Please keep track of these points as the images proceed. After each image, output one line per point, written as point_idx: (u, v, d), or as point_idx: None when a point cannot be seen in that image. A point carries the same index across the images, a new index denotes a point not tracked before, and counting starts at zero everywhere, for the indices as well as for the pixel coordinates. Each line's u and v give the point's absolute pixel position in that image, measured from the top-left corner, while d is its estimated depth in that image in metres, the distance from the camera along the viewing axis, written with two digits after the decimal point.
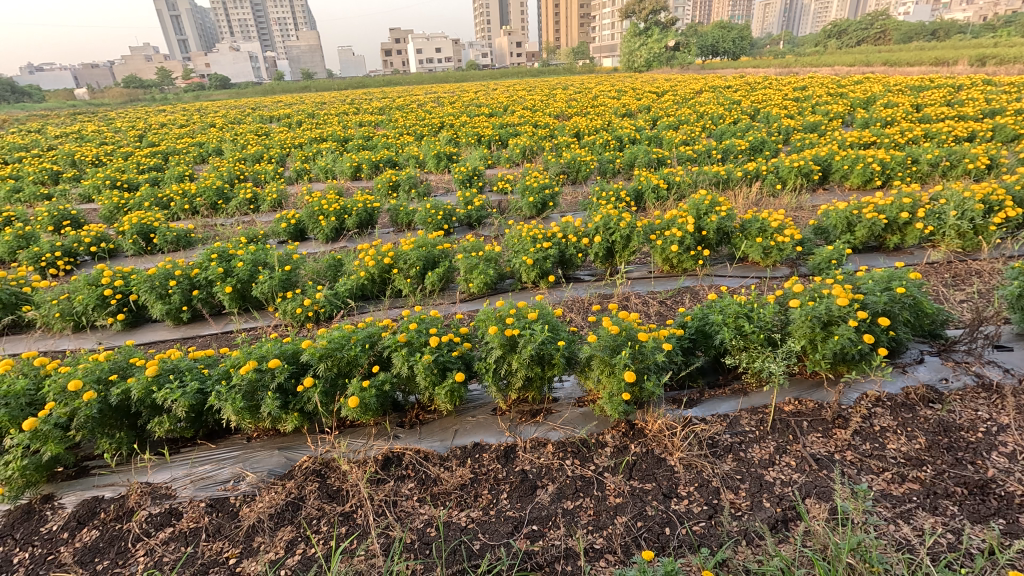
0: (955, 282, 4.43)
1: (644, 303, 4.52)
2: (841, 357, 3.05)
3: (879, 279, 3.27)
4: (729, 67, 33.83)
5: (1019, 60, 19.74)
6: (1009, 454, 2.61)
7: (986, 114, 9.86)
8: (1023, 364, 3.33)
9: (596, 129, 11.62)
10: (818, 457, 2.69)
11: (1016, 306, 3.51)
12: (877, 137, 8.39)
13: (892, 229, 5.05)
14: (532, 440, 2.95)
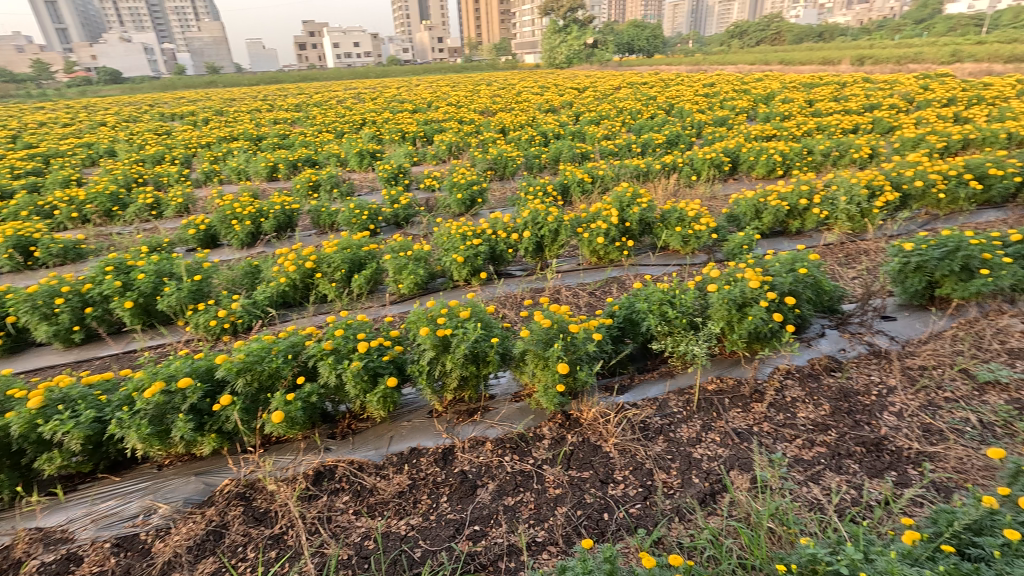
0: (848, 261, 4.90)
1: (575, 295, 4.62)
2: (755, 335, 3.27)
3: (785, 262, 3.54)
4: (644, 64, 35.28)
5: (891, 60, 22.11)
6: (898, 412, 2.92)
7: (866, 109, 10.96)
8: (905, 332, 3.74)
9: (520, 125, 11.69)
10: (739, 431, 2.87)
11: (897, 280, 3.94)
12: (777, 130, 9.08)
13: (794, 214, 5.49)
14: (470, 439, 2.92)
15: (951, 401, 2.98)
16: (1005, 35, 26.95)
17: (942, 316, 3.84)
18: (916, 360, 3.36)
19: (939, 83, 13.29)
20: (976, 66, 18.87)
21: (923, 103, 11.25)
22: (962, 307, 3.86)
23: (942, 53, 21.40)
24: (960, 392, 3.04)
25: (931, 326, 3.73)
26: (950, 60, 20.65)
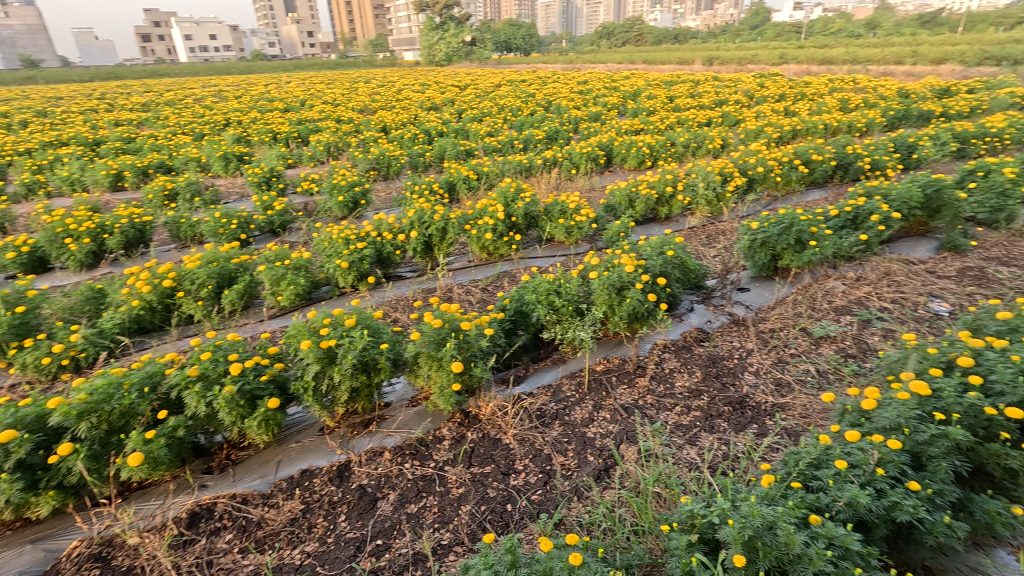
0: (709, 242, 5.46)
1: (467, 292, 4.63)
2: (634, 316, 3.52)
3: (655, 245, 3.85)
4: (522, 62, 36.24)
5: (734, 61, 24.95)
6: (755, 371, 3.32)
7: (716, 104, 12.25)
8: (756, 300, 4.27)
9: (402, 123, 11.41)
10: (627, 406, 3.08)
11: (748, 255, 4.47)
12: (644, 124, 9.82)
13: (662, 202, 5.99)
14: (367, 452, 2.80)
15: (795, 356, 3.45)
16: (818, 41, 31.71)
17: (785, 283, 4.43)
18: (767, 324, 3.84)
19: (772, 81, 15.23)
20: (798, 67, 21.96)
21: (761, 99, 12.84)
22: (799, 275, 4.48)
23: (773, 56, 24.66)
24: (802, 347, 3.53)
25: (777, 293, 4.29)
26: (779, 61, 23.81)
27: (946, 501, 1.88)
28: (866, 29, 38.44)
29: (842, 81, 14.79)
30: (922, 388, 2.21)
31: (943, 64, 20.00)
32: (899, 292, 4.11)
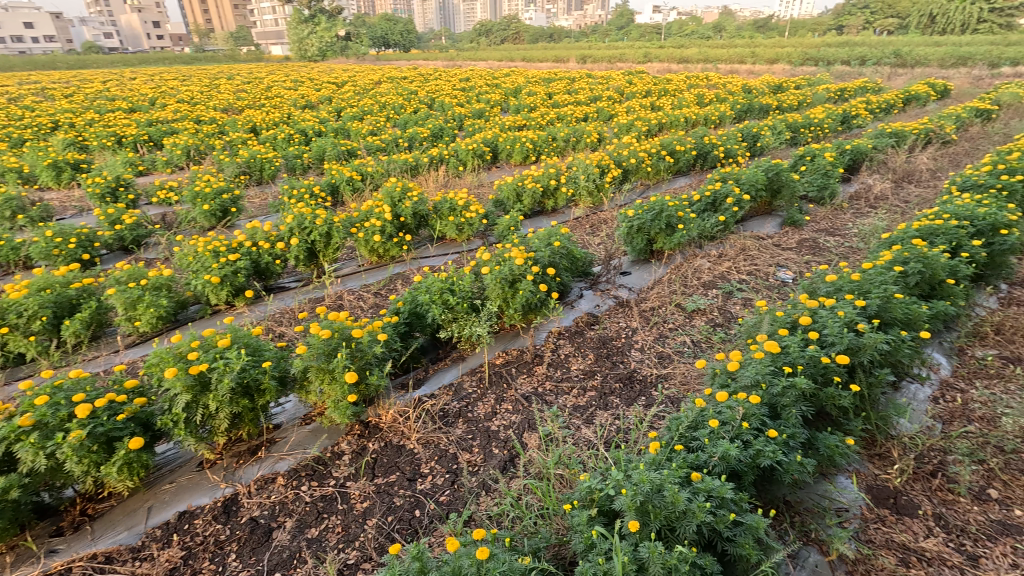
0: (593, 230, 5.78)
1: (358, 298, 4.44)
2: (528, 307, 3.62)
3: (543, 237, 3.98)
4: (402, 58, 35.43)
5: (605, 59, 26.54)
6: (641, 348, 3.58)
7: (592, 100, 12.93)
8: (638, 282, 4.60)
9: (274, 122, 10.59)
10: (527, 395, 3.16)
11: (627, 241, 4.80)
12: (526, 120, 10.08)
13: (548, 194, 6.21)
14: (256, 481, 2.57)
15: (673, 331, 3.77)
16: (676, 41, 34.86)
17: (661, 264, 4.82)
18: (648, 303, 4.15)
19: (639, 78, 16.42)
20: (660, 65, 23.89)
21: (630, 95, 13.79)
22: (672, 256, 4.90)
23: (638, 55, 26.66)
24: (678, 322, 3.87)
25: (654, 274, 4.66)
26: (644, 60, 25.76)
27: (797, 443, 2.17)
28: (713, 31, 42.95)
29: (697, 78, 16.38)
30: (773, 347, 2.52)
31: (775, 63, 23.01)
32: (753, 265, 4.67)
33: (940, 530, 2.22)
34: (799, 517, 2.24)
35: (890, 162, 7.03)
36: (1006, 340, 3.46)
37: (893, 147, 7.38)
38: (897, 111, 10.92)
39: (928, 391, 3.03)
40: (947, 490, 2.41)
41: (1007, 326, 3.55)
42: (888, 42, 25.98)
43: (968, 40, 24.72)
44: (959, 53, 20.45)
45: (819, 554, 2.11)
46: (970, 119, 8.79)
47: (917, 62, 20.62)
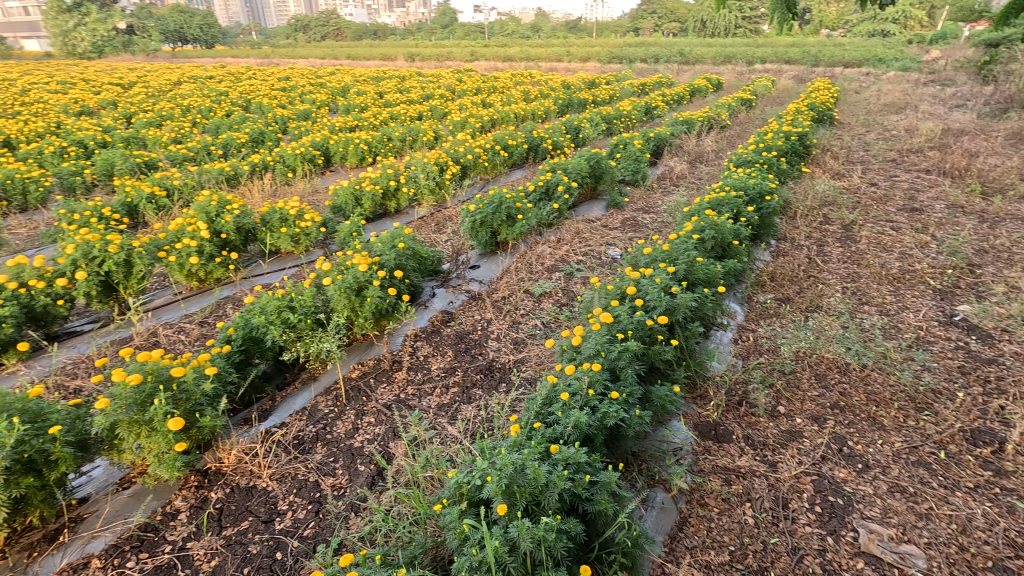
0: (439, 228, 5.78)
1: (179, 331, 3.86)
2: (379, 314, 3.50)
3: (385, 240, 3.87)
4: (205, 55, 31.38)
5: (432, 58, 26.59)
6: (497, 337, 3.70)
7: (424, 98, 12.87)
8: (487, 275, 4.73)
9: (36, 134, 8.64)
10: (389, 404, 3.06)
11: (472, 235, 4.90)
12: (357, 121, 9.67)
13: (388, 196, 6.05)
14: (62, 572, 2.11)
15: (525, 316, 3.96)
16: (499, 41, 36.33)
17: (507, 255, 5.01)
18: (499, 293, 4.29)
19: (468, 76, 16.77)
20: (487, 63, 24.66)
21: (461, 93, 14.02)
22: (516, 245, 5.13)
23: (464, 53, 27.25)
24: (528, 307, 4.07)
25: (502, 265, 4.83)
26: (471, 58, 26.42)
27: (636, 398, 2.44)
28: (532, 31, 45.63)
29: (521, 76, 17.27)
30: (608, 318, 2.80)
31: (588, 61, 25.30)
32: (588, 246, 5.12)
33: (749, 448, 2.70)
34: (645, 464, 2.54)
35: (685, 146, 8.21)
36: (779, 284, 4.29)
37: (685, 133, 8.62)
38: (686, 102, 12.78)
39: (730, 335, 3.63)
40: (750, 414, 2.92)
41: (778, 273, 4.39)
42: (674, 44, 30.13)
43: (730, 42, 29.89)
44: (725, 53, 24.65)
45: (664, 492, 2.42)
46: (737, 108, 10.66)
47: (697, 60, 24.37)
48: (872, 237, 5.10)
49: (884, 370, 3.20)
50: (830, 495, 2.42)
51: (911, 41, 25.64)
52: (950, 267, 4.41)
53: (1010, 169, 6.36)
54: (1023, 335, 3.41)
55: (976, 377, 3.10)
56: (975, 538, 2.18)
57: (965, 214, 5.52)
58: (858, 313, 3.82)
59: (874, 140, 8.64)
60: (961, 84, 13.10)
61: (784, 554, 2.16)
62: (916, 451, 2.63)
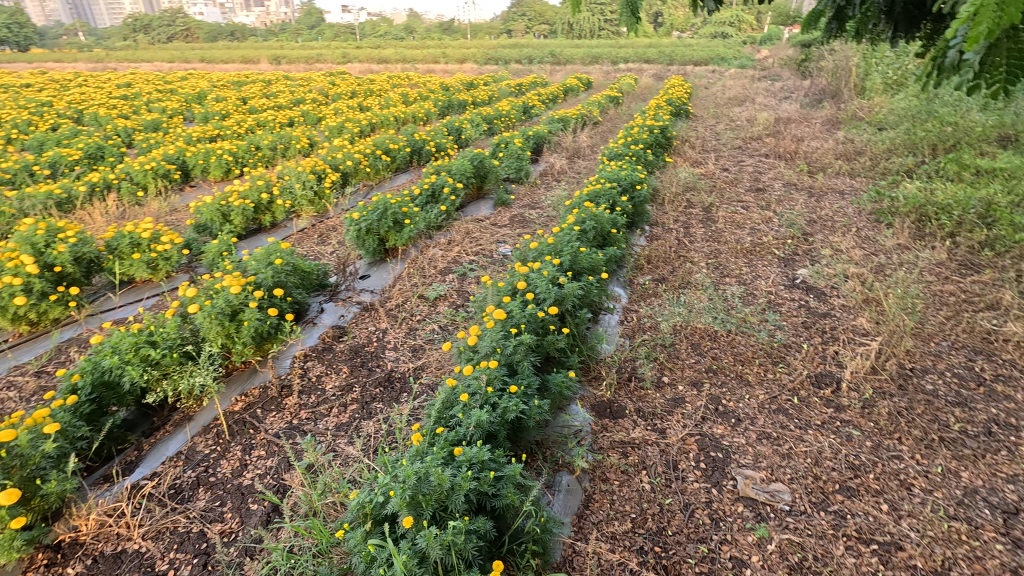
0: (322, 240, 5.48)
1: (9, 387, 3.27)
2: (260, 337, 3.23)
3: (260, 257, 3.59)
4: (16, 59, 26.67)
5: (301, 60, 25.09)
6: (394, 347, 3.60)
7: (294, 102, 12.09)
8: (378, 284, 4.57)
9: None
10: (280, 433, 2.85)
11: (359, 244, 4.71)
12: (218, 129, 8.84)
13: (261, 210, 5.61)
14: None
15: (421, 322, 3.89)
16: (372, 42, 35.27)
17: (397, 261, 4.89)
18: (392, 302, 4.17)
19: (341, 79, 16.05)
20: (361, 66, 23.80)
21: (336, 96, 13.39)
22: (406, 251, 5.02)
23: (336, 55, 26.09)
24: (424, 312, 4.01)
25: (393, 272, 4.70)
26: (343, 60, 25.34)
27: (533, 389, 2.52)
28: (405, 31, 44.89)
29: (398, 78, 16.92)
30: (501, 314, 2.85)
31: (465, 63, 25.51)
32: (479, 246, 5.16)
33: (641, 420, 2.91)
34: (549, 451, 2.63)
35: (563, 142, 8.59)
36: (655, 266, 4.66)
37: (562, 130, 9.03)
38: (560, 101, 13.38)
39: (617, 318, 3.88)
40: (640, 388, 3.15)
41: (653, 256, 4.77)
42: (545, 45, 31.33)
43: (596, 43, 31.84)
44: (593, 54, 26.16)
45: (569, 474, 2.52)
46: (607, 104, 11.38)
47: (567, 61, 25.65)
48: (728, 217, 5.73)
49: (746, 332, 3.61)
50: (711, 451, 2.68)
51: (745, 41, 29.14)
52: (789, 238, 5.10)
53: (826, 150, 7.50)
54: (846, 290, 4.05)
55: (816, 330, 3.62)
56: (824, 467, 2.55)
57: (798, 191, 6.41)
58: (721, 285, 4.27)
59: (723, 130, 9.71)
60: (785, 79, 15.19)
61: (678, 512, 2.36)
62: (775, 400, 3.01)
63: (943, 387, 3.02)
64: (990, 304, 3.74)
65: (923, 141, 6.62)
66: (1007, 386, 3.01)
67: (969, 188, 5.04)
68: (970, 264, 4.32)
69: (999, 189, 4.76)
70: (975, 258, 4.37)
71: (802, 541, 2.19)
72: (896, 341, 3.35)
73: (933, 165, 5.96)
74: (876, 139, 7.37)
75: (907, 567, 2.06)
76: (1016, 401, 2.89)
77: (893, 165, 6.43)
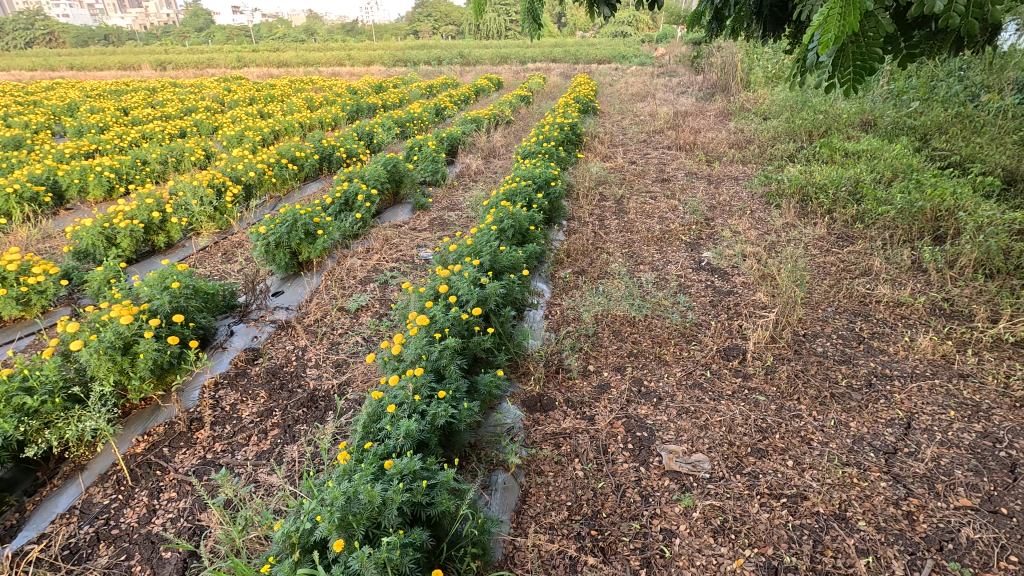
0: (228, 258, 5.11)
1: None
2: (160, 370, 2.96)
3: (154, 282, 3.29)
4: None
5: (190, 66, 23.24)
6: (315, 364, 3.44)
7: (185, 111, 11.15)
8: (293, 300, 4.34)
9: None
10: (193, 470, 2.64)
11: (269, 259, 4.44)
12: (96, 144, 7.97)
13: (153, 230, 5.14)
14: None
15: (343, 335, 3.75)
16: (271, 47, 33.39)
17: (313, 274, 4.67)
18: (310, 317, 3.98)
19: (238, 85, 15.01)
20: (260, 70, 22.47)
21: (233, 104, 12.52)
22: (322, 263, 4.80)
23: (230, 60, 24.39)
24: (346, 325, 3.87)
25: (309, 286, 4.48)
26: (238, 65, 23.78)
27: (462, 392, 2.51)
28: (305, 33, 42.91)
29: (301, 82, 16.09)
30: (423, 320, 2.80)
31: (372, 65, 24.78)
32: (399, 252, 5.05)
33: (570, 410, 2.99)
34: (483, 452, 2.64)
35: (477, 143, 8.61)
36: (575, 259, 4.81)
37: (475, 130, 9.04)
38: (472, 102, 13.40)
39: (541, 313, 3.97)
40: (567, 379, 3.23)
41: (572, 250, 4.92)
42: (453, 46, 31.21)
43: (503, 43, 32.18)
44: (501, 54, 26.46)
45: (504, 472, 2.55)
46: (518, 104, 11.56)
47: (476, 61, 25.70)
48: (638, 207, 6.03)
49: (661, 315, 3.82)
50: (637, 431, 2.82)
51: (643, 40, 30.76)
52: (694, 223, 5.45)
53: (720, 140, 8.10)
54: (745, 268, 4.40)
55: (722, 307, 3.91)
56: (737, 433, 2.77)
57: (698, 179, 6.87)
58: (636, 273, 4.49)
59: (628, 125, 10.17)
60: (681, 75, 16.18)
61: (611, 494, 2.46)
62: (691, 376, 3.22)
63: (830, 349, 3.38)
64: (864, 270, 4.23)
65: (800, 128, 7.34)
66: (881, 341, 3.42)
67: (840, 169, 5.66)
68: (846, 236, 4.86)
69: (864, 169, 5.38)
70: (849, 231, 4.91)
71: (722, 505, 2.36)
72: (790, 310, 3.69)
73: (809, 150, 6.63)
74: (762, 128, 8.06)
75: (811, 514, 2.28)
76: (889, 353, 3.30)
77: (778, 151, 7.06)
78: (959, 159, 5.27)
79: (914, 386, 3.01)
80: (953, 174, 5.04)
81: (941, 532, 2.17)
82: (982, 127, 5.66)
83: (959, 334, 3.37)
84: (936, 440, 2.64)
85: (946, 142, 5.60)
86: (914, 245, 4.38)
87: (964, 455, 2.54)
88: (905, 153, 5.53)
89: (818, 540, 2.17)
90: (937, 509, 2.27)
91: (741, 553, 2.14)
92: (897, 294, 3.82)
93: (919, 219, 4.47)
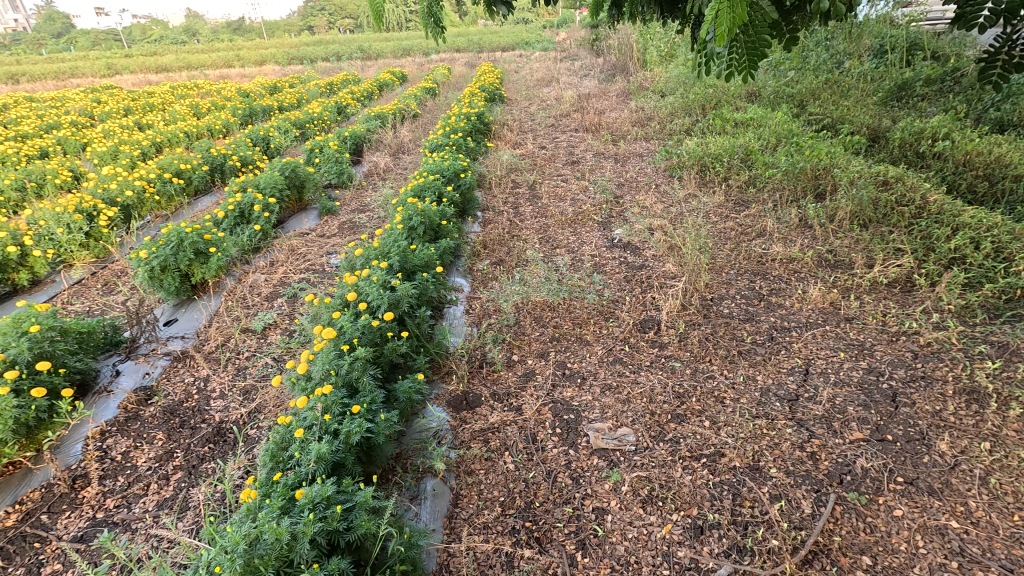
0: (108, 289, 4.58)
1: None
2: (25, 429, 2.64)
3: (10, 328, 2.88)
4: None
5: (47, 76, 20.54)
6: (220, 394, 3.16)
7: (45, 128, 9.84)
8: (190, 328, 3.95)
9: None
10: (81, 534, 2.34)
11: (155, 286, 4.01)
12: None
13: (11, 268, 4.52)
14: None
15: (250, 358, 3.47)
16: (148, 52, 30.26)
17: (210, 297, 4.28)
18: (210, 344, 3.63)
19: (108, 95, 13.49)
20: (134, 76, 20.28)
21: (103, 116, 11.18)
22: (220, 283, 4.41)
23: (98, 67, 21.86)
24: (253, 347, 3.58)
25: (206, 310, 4.10)
26: (107, 72, 21.42)
27: (378, 404, 2.38)
28: (185, 34, 39.21)
29: (184, 87, 14.70)
30: (330, 334, 2.64)
31: (265, 65, 23.22)
32: (307, 261, 4.77)
33: (497, 403, 2.96)
34: (409, 461, 2.55)
35: (383, 139, 8.29)
36: (492, 249, 4.76)
37: (381, 127, 8.71)
38: (377, 97, 12.91)
39: (461, 309, 3.90)
40: (492, 372, 3.20)
41: (488, 240, 4.87)
42: (353, 40, 29.82)
43: (405, 36, 31.39)
44: (404, 47, 25.73)
45: (433, 479, 2.47)
46: (424, 96, 11.29)
47: (378, 54, 24.85)
48: (551, 191, 6.08)
49: (579, 296, 3.87)
50: (564, 415, 2.83)
51: (545, 25, 31.06)
52: (604, 203, 5.56)
53: (624, 119, 8.34)
54: (654, 241, 4.55)
55: (636, 282, 4.03)
56: (657, 402, 2.85)
57: (606, 159, 7.05)
58: (553, 258, 4.52)
59: (536, 110, 10.24)
60: (583, 59, 16.49)
61: (542, 482, 2.46)
62: (611, 352, 3.29)
63: (735, 309, 3.58)
64: (759, 232, 4.52)
65: (694, 103, 7.71)
66: (778, 297, 3.67)
67: (732, 138, 6.01)
68: (742, 201, 5.17)
69: (752, 137, 5.76)
70: (744, 195, 5.22)
71: (648, 475, 2.43)
72: (697, 278, 3.85)
73: (704, 123, 7.00)
74: (660, 104, 8.38)
75: (728, 470, 2.40)
76: (786, 307, 3.55)
77: (676, 126, 7.35)
78: (831, 122, 5.73)
79: (809, 334, 3.26)
80: (827, 135, 5.48)
81: (840, 466, 2.37)
82: (847, 91, 6.23)
83: (843, 280, 3.68)
84: (831, 382, 2.87)
85: (819, 107, 6.09)
86: (800, 204, 4.74)
87: (855, 392, 2.78)
88: (785, 120, 5.97)
89: (736, 493, 2.29)
90: (835, 446, 2.47)
91: (669, 518, 2.22)
92: (788, 251, 4.11)
93: (802, 179, 4.85)
